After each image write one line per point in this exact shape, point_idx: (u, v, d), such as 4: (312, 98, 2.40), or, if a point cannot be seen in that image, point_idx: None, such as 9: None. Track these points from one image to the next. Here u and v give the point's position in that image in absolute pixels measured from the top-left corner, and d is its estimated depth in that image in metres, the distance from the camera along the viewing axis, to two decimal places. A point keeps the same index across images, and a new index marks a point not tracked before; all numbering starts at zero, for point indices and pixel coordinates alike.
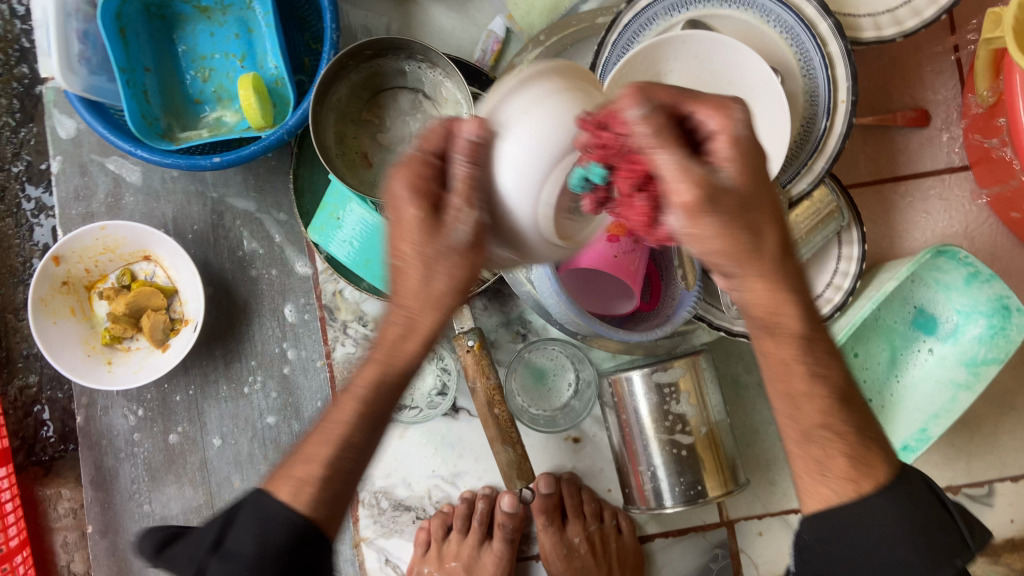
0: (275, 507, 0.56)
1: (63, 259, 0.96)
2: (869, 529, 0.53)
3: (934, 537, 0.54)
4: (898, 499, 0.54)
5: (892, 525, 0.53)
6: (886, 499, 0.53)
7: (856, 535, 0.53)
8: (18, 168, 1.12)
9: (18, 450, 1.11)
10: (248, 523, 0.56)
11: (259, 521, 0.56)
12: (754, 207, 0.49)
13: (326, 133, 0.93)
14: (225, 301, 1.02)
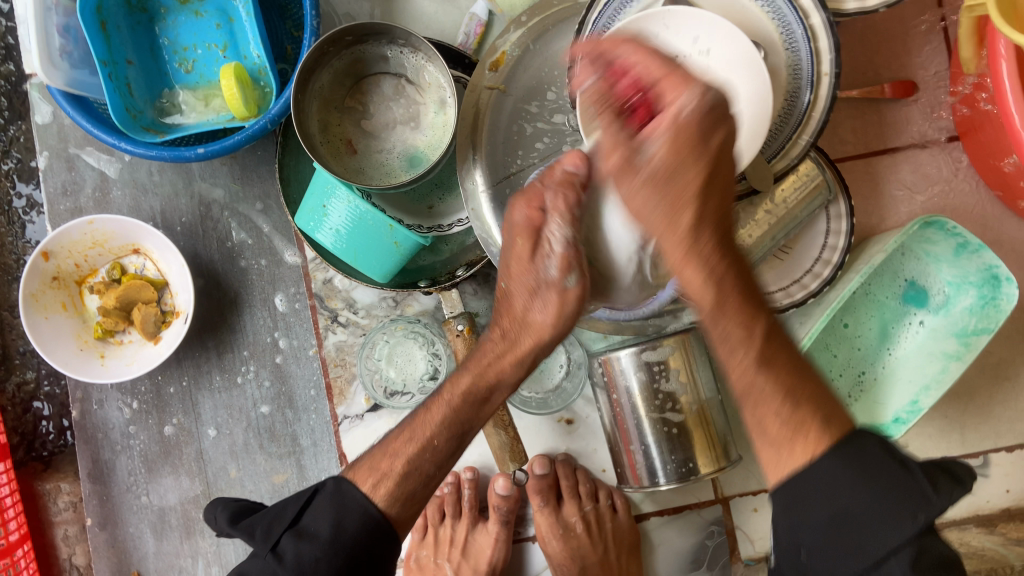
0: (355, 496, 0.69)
1: (53, 255, 0.97)
2: (833, 491, 0.55)
3: (892, 501, 0.53)
4: (844, 457, 0.55)
5: (860, 497, 0.54)
6: (831, 460, 0.56)
7: (818, 491, 0.56)
8: (8, 165, 1.12)
9: (17, 446, 1.12)
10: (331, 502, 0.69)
11: (342, 503, 0.69)
12: (681, 173, 0.61)
13: (309, 122, 0.93)
14: (215, 292, 1.02)
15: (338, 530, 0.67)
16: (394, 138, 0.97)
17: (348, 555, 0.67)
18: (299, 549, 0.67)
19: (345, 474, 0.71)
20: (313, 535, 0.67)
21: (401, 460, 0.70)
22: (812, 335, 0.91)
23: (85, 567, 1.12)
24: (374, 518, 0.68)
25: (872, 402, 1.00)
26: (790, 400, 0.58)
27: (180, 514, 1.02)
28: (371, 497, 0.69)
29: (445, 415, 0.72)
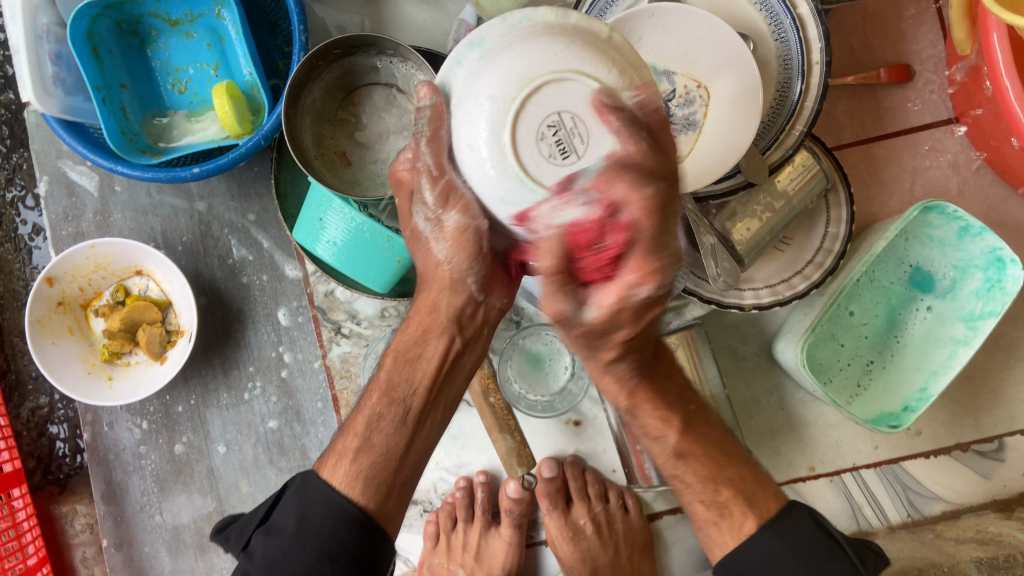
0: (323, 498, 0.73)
1: (57, 280, 0.97)
2: (772, 567, 0.76)
3: (827, 564, 0.75)
4: (774, 533, 0.77)
5: (787, 562, 0.76)
6: (771, 538, 0.77)
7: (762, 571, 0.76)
8: (12, 193, 1.14)
9: (33, 470, 1.13)
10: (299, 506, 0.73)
11: (304, 502, 0.73)
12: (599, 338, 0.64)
13: (302, 136, 0.93)
14: (219, 310, 1.03)
15: (304, 519, 0.72)
16: (387, 149, 0.96)
17: (320, 543, 0.70)
18: (268, 544, 0.73)
19: (312, 469, 0.77)
20: (281, 529, 0.72)
21: (354, 437, 0.75)
22: (815, 325, 0.90)
23: None
24: (339, 507, 0.72)
25: (882, 391, 0.99)
26: (710, 483, 0.81)
27: (193, 532, 1.02)
28: (333, 484, 0.73)
29: (382, 383, 0.77)
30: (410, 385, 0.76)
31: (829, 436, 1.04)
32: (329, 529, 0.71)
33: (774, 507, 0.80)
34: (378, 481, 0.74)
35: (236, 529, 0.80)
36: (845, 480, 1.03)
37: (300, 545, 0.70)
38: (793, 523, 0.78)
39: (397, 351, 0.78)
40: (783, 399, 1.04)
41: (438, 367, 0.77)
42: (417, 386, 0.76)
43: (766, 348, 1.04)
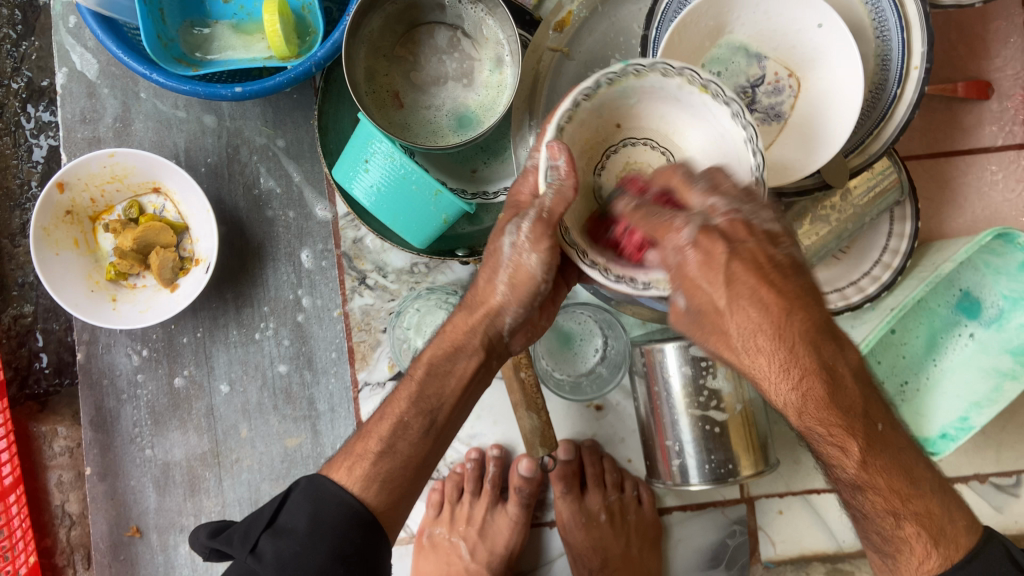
0: (329, 495, 0.67)
1: (68, 186, 0.90)
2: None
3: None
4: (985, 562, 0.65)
5: None
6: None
7: None
8: (17, 83, 1.06)
9: (11, 381, 1.06)
10: (305, 502, 0.67)
11: (315, 499, 0.67)
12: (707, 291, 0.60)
13: (356, 69, 0.86)
14: (238, 242, 0.96)
15: (316, 521, 0.66)
16: (444, 95, 0.90)
17: (332, 548, 0.65)
18: (277, 546, 0.66)
19: (319, 471, 0.70)
20: (291, 531, 0.66)
21: (376, 440, 0.69)
22: (868, 342, 0.87)
23: (77, 515, 1.06)
24: (354, 509, 0.66)
25: (915, 413, 0.96)
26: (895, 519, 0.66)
27: (185, 471, 0.97)
28: (346, 487, 0.67)
29: (411, 390, 0.71)
30: (438, 400, 0.71)
31: None
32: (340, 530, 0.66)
33: (969, 542, 0.65)
34: (393, 486, 0.69)
35: (237, 530, 0.71)
36: None
37: (313, 546, 0.64)
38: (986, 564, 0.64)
39: (424, 364, 0.71)
40: None
41: (465, 384, 0.71)
42: (444, 402, 0.71)
43: None
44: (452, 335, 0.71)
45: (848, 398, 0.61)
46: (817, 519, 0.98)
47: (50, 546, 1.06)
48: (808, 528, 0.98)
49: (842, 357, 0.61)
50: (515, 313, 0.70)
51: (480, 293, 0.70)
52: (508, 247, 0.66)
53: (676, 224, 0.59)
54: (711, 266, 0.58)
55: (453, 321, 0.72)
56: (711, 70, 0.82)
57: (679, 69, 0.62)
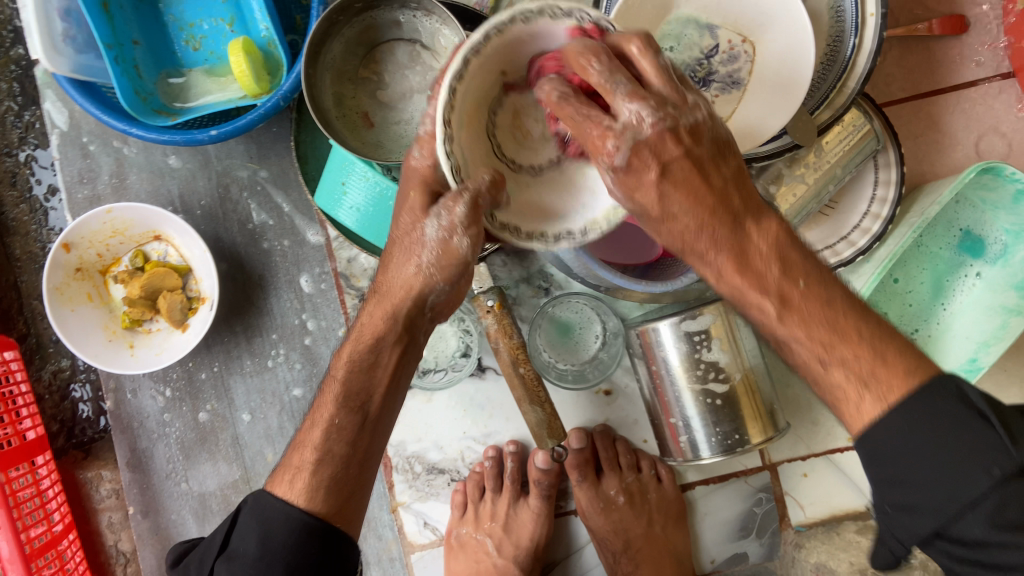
0: (276, 514, 0.67)
1: (73, 246, 0.95)
2: (900, 441, 0.54)
3: (970, 438, 0.52)
4: (920, 399, 0.54)
5: (927, 442, 0.53)
6: (902, 416, 0.54)
7: (925, 455, 0.53)
8: (25, 152, 1.12)
9: (57, 433, 1.12)
10: (252, 522, 0.68)
11: (262, 518, 0.68)
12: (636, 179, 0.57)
13: (323, 95, 0.89)
14: (240, 276, 1.00)
15: (265, 542, 0.67)
16: (412, 108, 0.92)
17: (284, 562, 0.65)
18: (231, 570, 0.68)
19: (264, 486, 0.71)
20: (242, 555, 0.67)
21: (310, 450, 0.69)
22: (862, 296, 0.85)
23: (131, 552, 1.12)
24: (298, 520, 0.67)
25: (927, 359, 0.94)
26: (822, 364, 0.58)
27: (220, 500, 1.01)
28: (291, 501, 0.68)
29: (336, 391, 0.69)
30: (366, 394, 0.69)
31: None
32: (296, 536, 0.66)
33: (909, 383, 0.55)
34: (339, 487, 0.69)
35: (196, 556, 0.74)
36: None
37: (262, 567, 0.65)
38: (932, 397, 0.53)
39: (346, 362, 0.69)
40: None
41: (393, 374, 0.69)
42: (373, 392, 0.69)
43: None
44: (368, 332, 0.68)
45: (773, 277, 0.59)
46: (843, 478, 0.98)
47: None
48: (836, 487, 0.98)
49: (756, 232, 0.59)
50: (439, 291, 0.67)
51: (396, 275, 0.66)
52: (435, 229, 0.62)
53: (607, 140, 0.55)
54: (642, 182, 0.57)
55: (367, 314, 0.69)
56: (664, 46, 0.81)
57: (539, 9, 0.55)
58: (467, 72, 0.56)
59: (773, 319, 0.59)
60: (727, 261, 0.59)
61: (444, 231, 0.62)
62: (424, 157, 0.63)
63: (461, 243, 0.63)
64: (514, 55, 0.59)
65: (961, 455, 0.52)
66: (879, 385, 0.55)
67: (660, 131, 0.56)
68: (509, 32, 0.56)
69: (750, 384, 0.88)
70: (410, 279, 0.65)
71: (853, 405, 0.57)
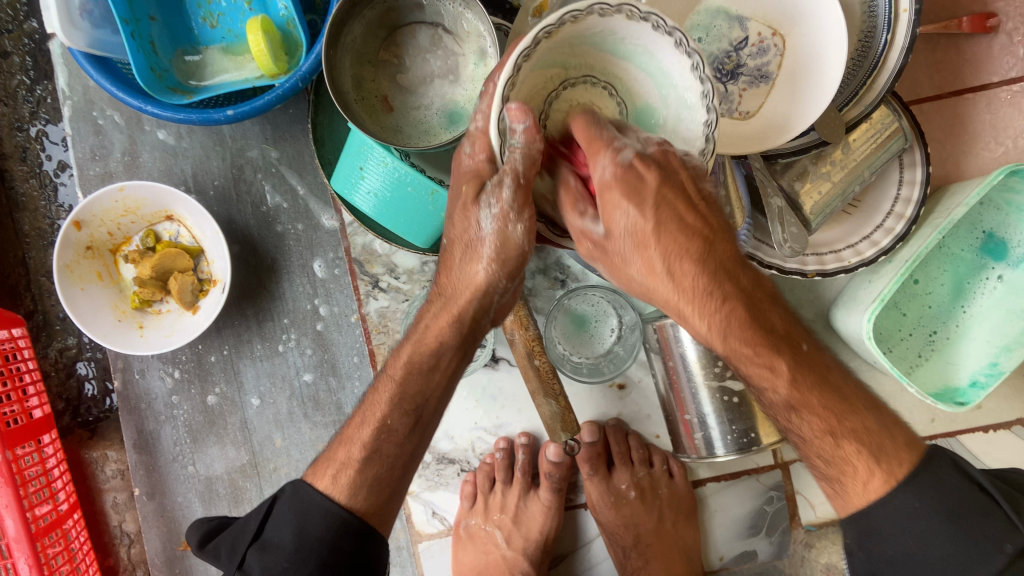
0: (315, 509, 0.69)
1: (85, 224, 0.93)
2: (909, 523, 0.65)
3: (974, 539, 0.63)
4: (917, 488, 0.65)
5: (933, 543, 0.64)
6: (914, 495, 0.65)
7: (914, 563, 0.65)
8: (36, 127, 1.10)
9: (62, 412, 1.11)
10: (291, 512, 0.69)
11: (300, 509, 0.69)
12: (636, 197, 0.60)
13: (343, 78, 0.87)
14: (252, 259, 0.99)
15: (302, 535, 0.68)
16: (432, 94, 0.90)
17: (319, 559, 0.66)
18: (265, 561, 0.68)
19: (303, 476, 0.72)
20: (278, 546, 0.68)
21: (358, 447, 0.70)
22: (883, 297, 0.84)
23: (135, 533, 1.11)
24: (339, 516, 0.68)
25: (945, 363, 0.93)
26: (831, 437, 0.67)
27: (227, 484, 1.00)
28: (330, 494, 0.69)
29: (392, 391, 0.71)
30: (423, 397, 0.71)
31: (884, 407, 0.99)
32: (330, 533, 0.68)
33: (911, 457, 0.66)
34: (380, 486, 0.70)
35: (226, 544, 0.73)
36: None
37: (299, 562, 0.66)
38: (937, 475, 0.65)
39: (404, 363, 0.71)
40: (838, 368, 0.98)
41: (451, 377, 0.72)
42: (429, 397, 0.71)
43: (823, 315, 0.98)
44: (432, 335, 0.70)
45: (777, 329, 0.65)
46: None
47: (114, 564, 1.12)
48: None
49: (743, 279, 0.64)
50: (501, 289, 0.68)
51: (459, 276, 0.68)
52: (491, 220, 0.63)
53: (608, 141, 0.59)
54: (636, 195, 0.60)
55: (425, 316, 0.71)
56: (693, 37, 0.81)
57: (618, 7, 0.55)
58: (534, 53, 0.56)
59: (784, 386, 0.66)
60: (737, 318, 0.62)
61: (499, 221, 0.62)
62: (475, 153, 0.62)
63: (517, 230, 0.63)
64: (584, 45, 0.59)
65: (958, 541, 0.63)
66: (884, 463, 0.65)
67: (655, 153, 0.61)
68: (586, 22, 0.56)
69: None
70: (477, 280, 0.67)
71: (860, 482, 0.66)
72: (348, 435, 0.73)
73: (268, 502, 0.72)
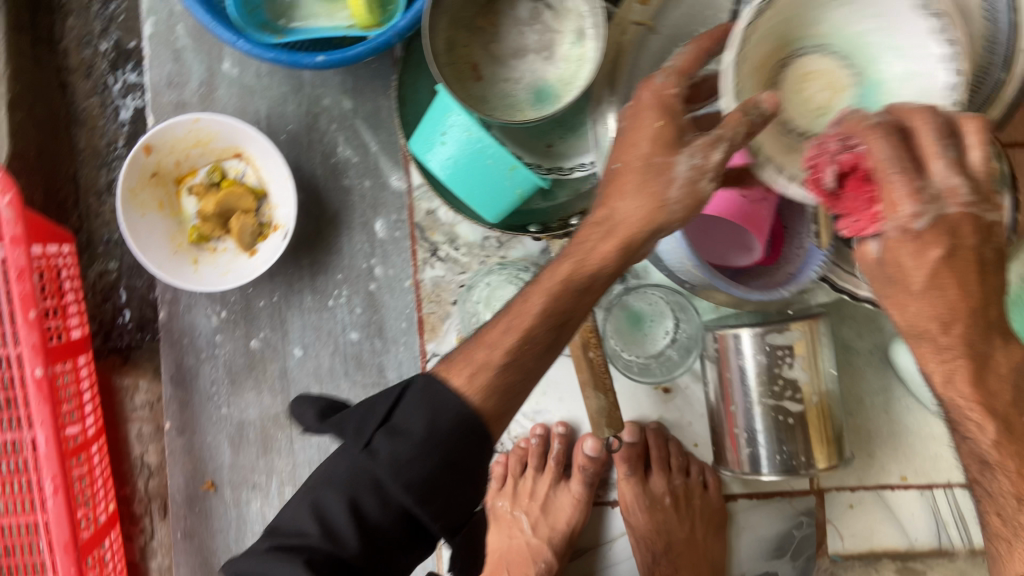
0: (451, 399, 0.57)
1: (154, 149, 0.92)
2: None
3: None
4: None
5: None
6: None
7: None
8: (106, 45, 1.11)
9: (95, 334, 1.11)
10: (422, 399, 0.58)
11: (433, 399, 0.58)
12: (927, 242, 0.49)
13: (436, 40, 0.85)
14: (315, 209, 0.98)
15: (432, 427, 0.56)
16: (523, 68, 0.88)
17: (445, 457, 0.56)
18: (392, 447, 0.56)
19: (435, 370, 0.60)
20: (404, 434, 0.56)
21: (500, 352, 0.60)
22: None
23: (156, 467, 1.11)
24: (468, 418, 0.57)
25: None
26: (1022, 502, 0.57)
27: (258, 430, 1.00)
28: (464, 395, 0.58)
29: (543, 303, 0.61)
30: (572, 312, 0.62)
31: (928, 448, 0.96)
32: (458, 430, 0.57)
33: None
34: (508, 398, 0.60)
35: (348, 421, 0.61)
36: (936, 496, 0.95)
37: (426, 454, 0.55)
38: None
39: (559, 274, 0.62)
40: (888, 403, 0.96)
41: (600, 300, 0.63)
42: (576, 312, 0.62)
43: (881, 347, 0.96)
44: (597, 258, 0.62)
45: (1006, 402, 0.54)
46: (890, 516, 0.96)
47: (129, 495, 1.11)
48: (880, 524, 0.96)
49: (1006, 353, 0.54)
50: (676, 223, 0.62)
51: (635, 200, 0.61)
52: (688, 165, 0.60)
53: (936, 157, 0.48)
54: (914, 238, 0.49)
55: (580, 239, 0.64)
56: None
57: None
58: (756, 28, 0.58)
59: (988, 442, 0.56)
60: (967, 369, 0.53)
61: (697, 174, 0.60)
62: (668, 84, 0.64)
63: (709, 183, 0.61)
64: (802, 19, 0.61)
65: None
66: None
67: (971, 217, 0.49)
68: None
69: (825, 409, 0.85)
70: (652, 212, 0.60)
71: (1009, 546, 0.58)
72: (488, 334, 0.62)
73: (393, 388, 0.60)
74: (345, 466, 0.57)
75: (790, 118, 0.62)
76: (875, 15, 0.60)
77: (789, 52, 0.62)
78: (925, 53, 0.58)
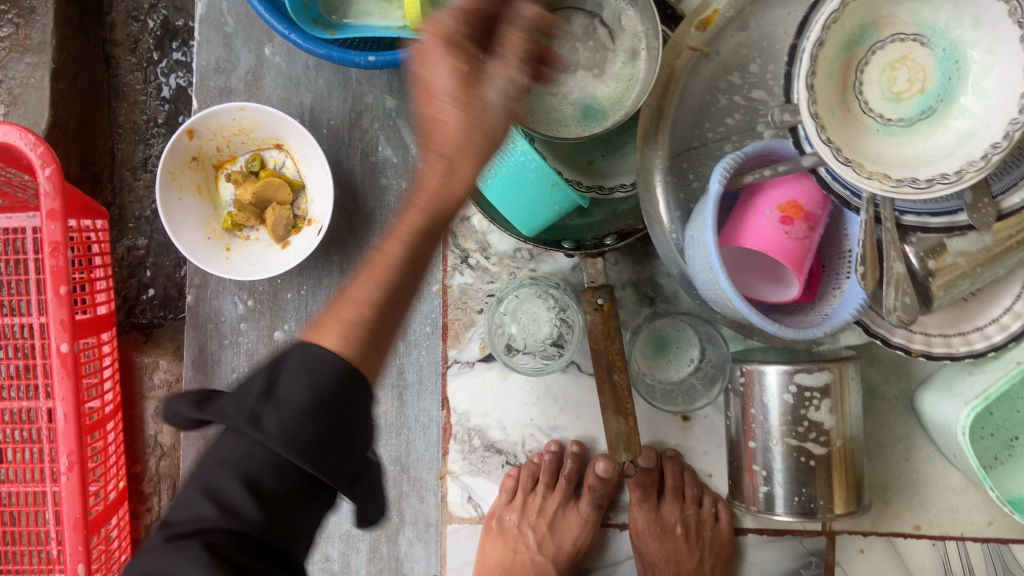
0: (321, 352, 0.51)
1: (197, 134, 0.92)
2: None
3: None
4: None
5: None
6: None
7: None
8: (153, 21, 1.11)
9: (118, 308, 1.11)
10: (296, 368, 0.51)
11: (306, 363, 0.51)
12: None
13: None
14: (350, 206, 0.98)
15: (313, 386, 0.50)
16: (572, 82, 0.85)
17: (333, 416, 0.50)
18: (277, 416, 0.49)
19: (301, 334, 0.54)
20: (289, 402, 0.49)
21: (369, 291, 0.54)
22: (989, 395, 0.79)
23: (168, 447, 1.11)
24: (348, 366, 0.51)
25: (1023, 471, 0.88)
26: None
27: None
28: (338, 349, 0.52)
29: (412, 230, 0.55)
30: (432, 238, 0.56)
31: (945, 499, 0.94)
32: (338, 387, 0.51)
33: None
34: (374, 340, 0.54)
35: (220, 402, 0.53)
36: (949, 547, 0.94)
37: (319, 412, 0.50)
38: None
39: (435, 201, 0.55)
40: (909, 451, 0.95)
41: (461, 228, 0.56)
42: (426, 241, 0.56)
43: (908, 394, 0.94)
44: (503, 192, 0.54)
45: None
46: (899, 564, 0.95)
47: (139, 473, 1.11)
48: (889, 571, 0.95)
49: None
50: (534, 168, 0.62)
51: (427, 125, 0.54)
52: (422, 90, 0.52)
53: None
54: None
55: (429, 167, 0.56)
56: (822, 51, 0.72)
57: None
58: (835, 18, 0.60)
59: None
60: None
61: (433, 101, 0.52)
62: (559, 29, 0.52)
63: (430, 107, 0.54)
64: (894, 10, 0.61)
65: None
66: None
67: None
68: None
69: (848, 453, 0.84)
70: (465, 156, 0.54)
71: None
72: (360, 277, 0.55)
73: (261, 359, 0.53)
74: (234, 445, 0.51)
75: (866, 84, 0.63)
76: (987, 48, 0.59)
77: (910, 31, 0.62)
78: (1006, 89, 0.58)
